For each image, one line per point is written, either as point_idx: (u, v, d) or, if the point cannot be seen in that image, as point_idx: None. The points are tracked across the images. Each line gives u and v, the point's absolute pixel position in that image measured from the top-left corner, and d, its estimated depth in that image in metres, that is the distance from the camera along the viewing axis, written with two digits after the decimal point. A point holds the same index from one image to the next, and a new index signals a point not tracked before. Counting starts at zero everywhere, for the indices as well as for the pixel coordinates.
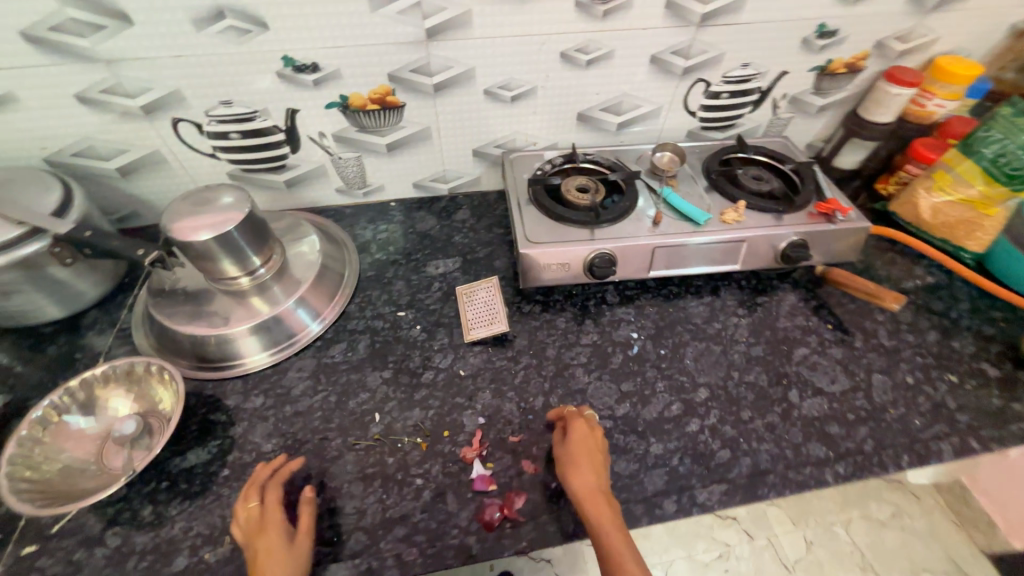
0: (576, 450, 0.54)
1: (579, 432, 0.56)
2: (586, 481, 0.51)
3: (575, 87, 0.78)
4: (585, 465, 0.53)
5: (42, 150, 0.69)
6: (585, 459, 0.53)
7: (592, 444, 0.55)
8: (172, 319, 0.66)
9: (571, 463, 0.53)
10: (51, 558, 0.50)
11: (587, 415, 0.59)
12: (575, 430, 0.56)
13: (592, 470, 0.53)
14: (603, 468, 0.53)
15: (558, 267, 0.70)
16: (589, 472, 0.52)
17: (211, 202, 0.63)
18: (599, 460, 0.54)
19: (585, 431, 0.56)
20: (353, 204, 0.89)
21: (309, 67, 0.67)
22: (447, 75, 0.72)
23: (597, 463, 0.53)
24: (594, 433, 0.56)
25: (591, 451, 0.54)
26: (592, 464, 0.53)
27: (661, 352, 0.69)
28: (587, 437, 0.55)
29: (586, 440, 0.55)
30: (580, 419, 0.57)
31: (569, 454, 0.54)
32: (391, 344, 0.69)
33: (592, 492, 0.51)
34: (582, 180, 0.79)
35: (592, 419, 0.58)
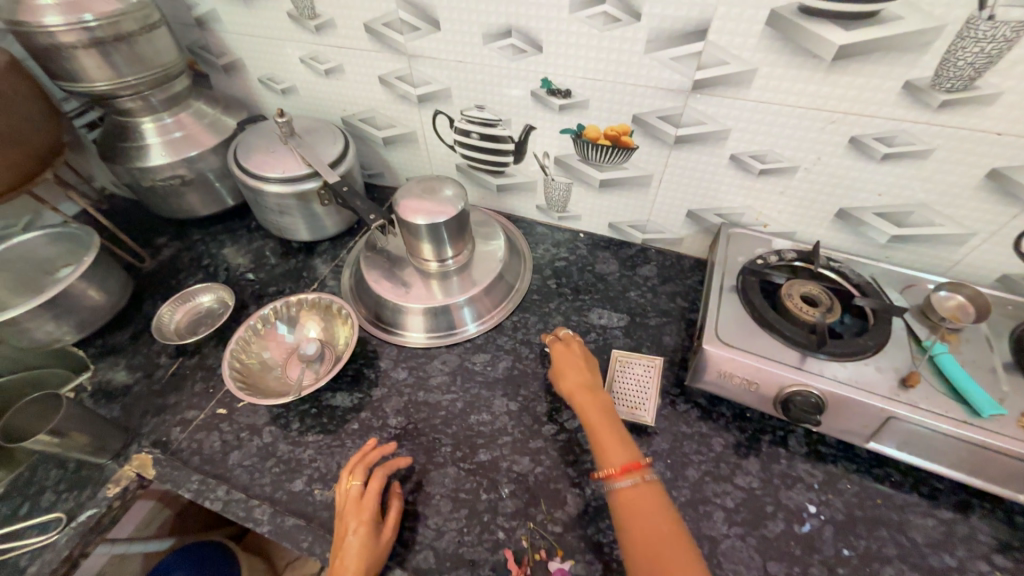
0: (557, 358, 0.63)
1: (559, 346, 0.64)
2: (570, 379, 0.60)
3: (852, 179, 0.62)
4: (570, 368, 0.61)
5: (344, 111, 0.87)
6: (571, 368, 0.61)
7: (571, 353, 0.63)
8: (371, 275, 0.76)
9: (563, 368, 0.62)
10: (230, 427, 0.63)
11: (568, 335, 0.66)
12: (555, 346, 0.64)
13: (579, 370, 0.61)
14: (586, 368, 0.61)
15: (740, 381, 0.58)
16: (572, 371, 0.61)
17: (435, 192, 0.70)
18: (583, 363, 0.62)
19: (563, 348, 0.64)
20: (545, 223, 0.90)
21: (562, 92, 0.68)
22: (696, 130, 0.65)
23: (583, 369, 0.61)
24: (571, 345, 0.64)
25: (570, 354, 0.63)
26: (574, 365, 0.61)
27: (843, 551, 0.51)
28: (566, 349, 0.63)
29: (565, 351, 0.63)
30: (562, 342, 0.65)
31: (557, 363, 0.63)
32: (528, 377, 0.67)
33: (581, 395, 0.58)
34: (814, 289, 0.63)
35: (570, 336, 0.66)
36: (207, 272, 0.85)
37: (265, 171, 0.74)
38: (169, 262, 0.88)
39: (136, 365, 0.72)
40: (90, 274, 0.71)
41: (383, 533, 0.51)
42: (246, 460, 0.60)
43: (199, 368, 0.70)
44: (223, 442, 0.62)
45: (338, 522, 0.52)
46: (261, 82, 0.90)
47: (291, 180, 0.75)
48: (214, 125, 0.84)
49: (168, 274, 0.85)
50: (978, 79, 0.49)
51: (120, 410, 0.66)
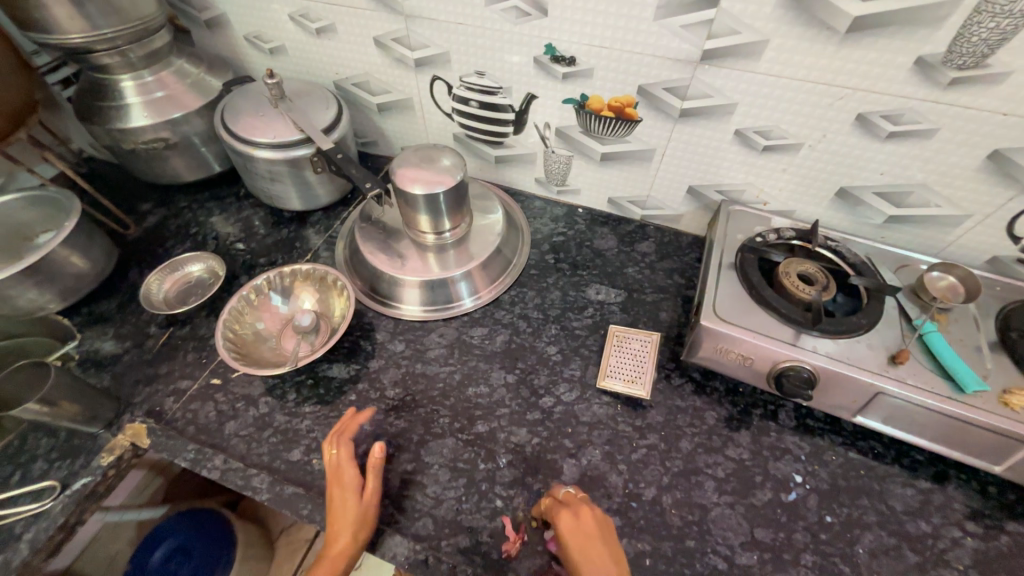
0: (574, 551, 0.46)
1: (571, 526, 0.48)
2: None
3: (855, 158, 0.62)
4: (595, 571, 0.45)
5: (336, 74, 0.84)
6: (595, 565, 0.46)
7: (588, 539, 0.47)
8: (366, 246, 0.74)
9: (580, 563, 0.46)
10: (225, 397, 0.63)
11: (568, 495, 0.52)
12: (565, 527, 0.48)
13: (607, 571, 0.45)
14: (613, 562, 0.46)
15: (735, 356, 0.59)
16: (598, 572, 0.45)
17: (433, 161, 0.68)
18: (608, 555, 0.47)
19: (572, 522, 0.48)
20: (544, 197, 0.88)
21: (566, 60, 0.66)
22: (702, 103, 0.64)
23: (612, 564, 0.46)
24: (583, 517, 0.49)
25: (590, 541, 0.47)
26: (598, 561, 0.46)
27: (826, 518, 0.53)
28: (579, 528, 0.48)
29: (579, 532, 0.48)
30: (571, 512, 0.49)
31: (575, 558, 0.46)
32: (525, 351, 0.67)
33: None
34: (811, 267, 0.64)
35: (574, 500, 0.51)
36: (195, 241, 0.83)
37: (254, 135, 0.71)
38: (155, 230, 0.85)
39: (125, 334, 0.70)
40: (72, 240, 0.69)
41: (367, 493, 0.52)
42: (242, 430, 0.60)
43: (190, 338, 0.69)
44: (218, 412, 0.61)
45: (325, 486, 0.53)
46: (247, 40, 0.85)
47: (282, 145, 0.72)
48: (199, 85, 0.79)
49: (154, 242, 0.83)
50: (989, 57, 0.49)
51: (111, 379, 0.65)
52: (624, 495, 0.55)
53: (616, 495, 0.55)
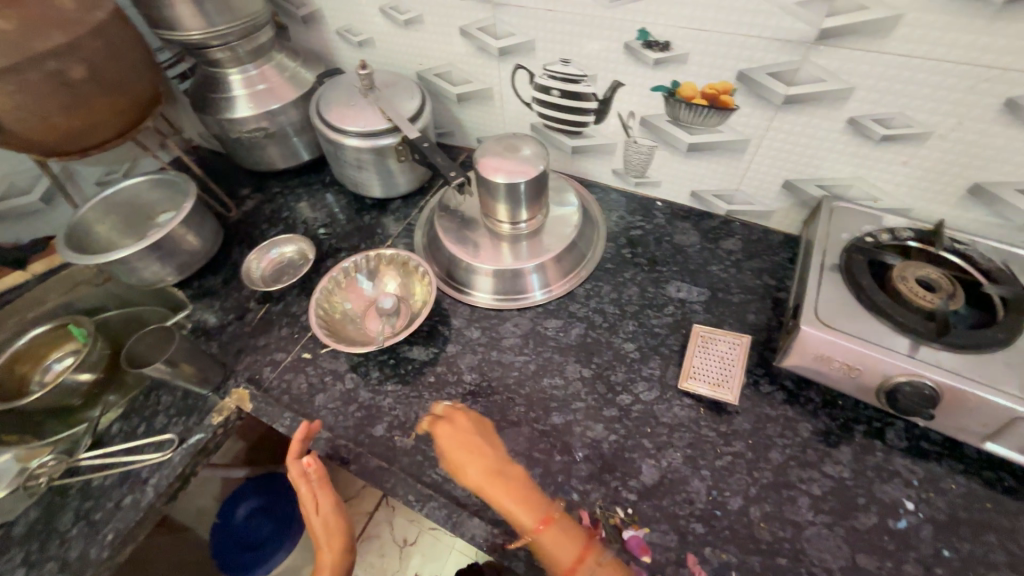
0: (446, 447, 0.58)
1: (441, 429, 0.59)
2: (478, 475, 0.55)
3: (996, 150, 0.54)
4: (470, 455, 0.56)
5: (420, 65, 0.85)
6: (467, 453, 0.57)
7: (461, 434, 0.58)
8: (444, 234, 0.76)
9: (461, 458, 0.57)
10: (315, 371, 0.67)
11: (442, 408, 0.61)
12: (438, 433, 0.59)
13: (478, 459, 0.56)
14: (484, 450, 0.57)
15: (840, 366, 0.54)
16: (474, 463, 0.56)
17: (516, 150, 0.68)
18: (478, 445, 0.57)
19: (454, 428, 0.59)
20: (620, 189, 0.86)
21: (659, 45, 0.63)
22: (811, 89, 0.58)
23: (483, 454, 0.56)
24: (463, 426, 0.59)
25: (463, 440, 0.58)
26: (467, 450, 0.57)
27: (944, 553, 0.48)
28: (452, 432, 0.59)
29: (452, 436, 0.58)
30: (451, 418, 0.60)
31: (450, 455, 0.57)
32: (601, 346, 0.66)
33: (487, 484, 0.54)
34: (933, 273, 0.57)
35: (454, 408, 0.61)
36: (287, 224, 0.89)
37: (346, 123, 0.75)
38: (252, 213, 0.92)
39: (228, 308, 0.77)
40: (188, 220, 0.76)
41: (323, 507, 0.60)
42: (330, 403, 0.64)
43: (284, 314, 0.74)
44: (309, 384, 0.66)
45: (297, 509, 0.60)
46: (339, 34, 0.89)
47: (370, 134, 0.75)
48: (295, 78, 0.85)
49: (252, 224, 0.89)
50: None
51: (217, 348, 0.72)
52: (708, 503, 0.52)
53: (698, 501, 0.52)
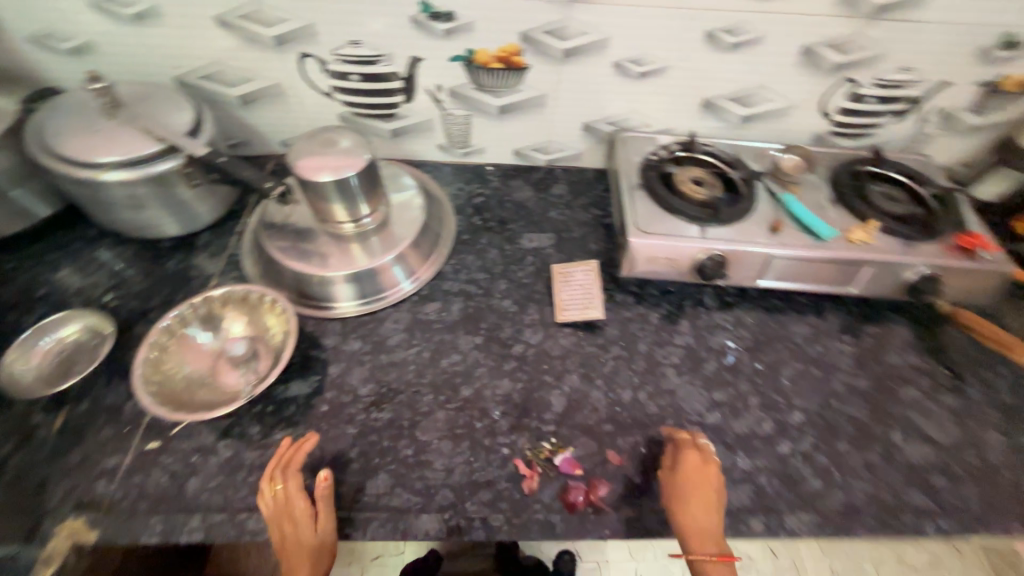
0: (687, 488, 0.53)
1: (679, 476, 0.53)
2: (698, 526, 0.51)
3: (710, 71, 0.72)
4: (696, 505, 0.52)
5: (175, 69, 0.71)
6: (695, 499, 0.52)
7: (699, 481, 0.53)
8: (280, 254, 0.68)
9: (688, 502, 0.52)
10: (171, 458, 0.55)
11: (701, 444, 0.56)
12: (685, 471, 0.54)
13: (705, 512, 0.52)
14: (712, 499, 0.53)
15: (663, 261, 0.68)
16: (703, 510, 0.52)
17: (333, 145, 0.63)
18: (711, 498, 0.53)
19: (697, 462, 0.54)
20: (451, 163, 0.87)
21: (444, 15, 0.65)
22: (581, 42, 0.68)
23: (707, 506, 0.52)
24: (708, 462, 0.55)
25: (701, 481, 0.53)
26: (700, 498, 0.52)
27: (757, 366, 0.66)
28: (696, 470, 0.54)
29: (696, 474, 0.53)
30: (693, 448, 0.56)
31: (680, 492, 0.53)
32: (484, 312, 0.69)
33: (693, 530, 0.51)
34: (698, 172, 0.75)
35: (712, 452, 0.56)
36: (52, 303, 0.67)
37: (96, 154, 0.58)
38: None
39: None
40: None
41: (320, 527, 0.50)
42: (209, 482, 0.53)
43: (97, 411, 0.58)
44: (171, 475, 0.54)
45: (275, 530, 0.50)
46: (35, 43, 0.68)
47: (137, 161, 0.60)
48: None
49: None
50: None
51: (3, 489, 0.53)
52: (609, 404, 0.62)
53: (602, 406, 0.61)
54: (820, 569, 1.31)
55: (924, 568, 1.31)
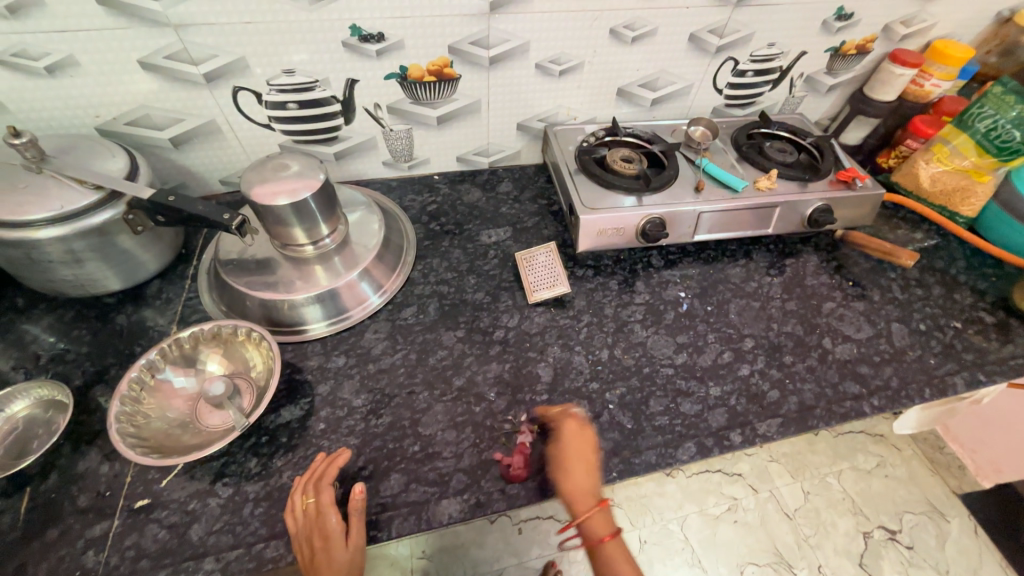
0: (567, 453, 0.57)
1: (566, 438, 0.58)
2: (580, 486, 0.55)
3: (618, 63, 0.82)
4: (576, 467, 0.56)
5: (95, 118, 0.68)
6: (577, 461, 0.56)
7: (580, 444, 0.58)
8: (244, 286, 0.67)
9: (568, 463, 0.56)
10: (167, 510, 0.52)
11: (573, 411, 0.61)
12: (565, 436, 0.58)
13: (585, 470, 0.56)
14: (592, 466, 0.57)
15: (612, 231, 0.76)
16: (581, 472, 0.56)
17: (284, 170, 0.65)
18: (589, 460, 0.57)
19: (574, 431, 0.59)
20: (398, 178, 0.91)
21: (374, 37, 0.68)
22: (503, 49, 0.74)
23: (590, 471, 0.56)
24: (583, 430, 0.59)
25: (579, 446, 0.58)
26: (584, 463, 0.56)
27: (708, 308, 0.76)
28: (577, 435, 0.58)
29: (576, 438, 0.58)
30: (570, 418, 0.60)
31: (565, 457, 0.57)
32: (460, 307, 0.72)
33: (582, 493, 0.55)
34: (626, 152, 0.84)
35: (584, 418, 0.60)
36: None
37: (27, 213, 0.55)
38: None
39: None
40: None
41: (352, 542, 0.50)
42: (215, 523, 0.52)
43: (68, 483, 0.54)
44: (170, 527, 0.51)
45: (305, 547, 0.49)
46: None
47: (74, 214, 0.57)
48: None
49: None
50: None
51: None
52: (591, 365, 0.67)
53: (585, 368, 0.67)
54: (795, 492, 1.45)
55: (874, 469, 1.50)
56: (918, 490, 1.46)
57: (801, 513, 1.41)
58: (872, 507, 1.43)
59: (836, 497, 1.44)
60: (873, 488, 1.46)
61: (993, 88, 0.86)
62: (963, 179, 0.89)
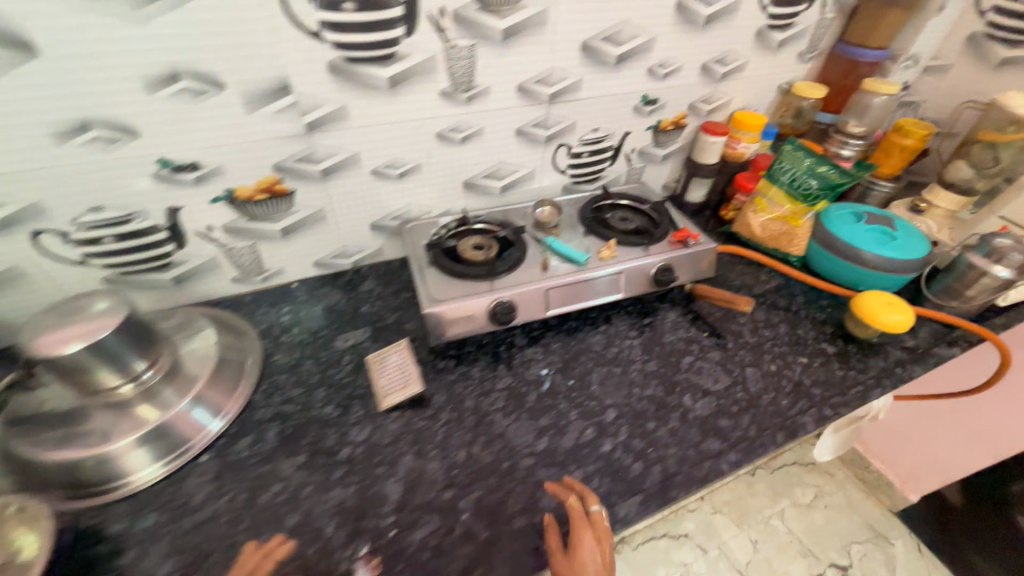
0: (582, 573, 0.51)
1: (583, 552, 0.53)
2: None
3: (455, 161, 0.87)
4: None
5: None
6: None
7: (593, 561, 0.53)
8: (37, 450, 0.58)
9: None
10: None
11: (595, 513, 0.56)
12: (582, 548, 0.53)
13: None
14: None
15: (463, 319, 0.75)
16: None
17: (82, 310, 0.59)
18: None
19: (592, 545, 0.54)
20: (252, 291, 0.88)
21: (188, 166, 0.68)
22: (332, 161, 0.77)
23: None
24: (600, 545, 0.54)
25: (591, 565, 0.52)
26: None
27: (570, 383, 0.75)
28: (594, 546, 0.54)
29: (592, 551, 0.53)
30: (586, 523, 0.55)
31: None
32: (304, 427, 0.67)
33: None
34: (477, 239, 0.87)
35: (603, 524, 0.56)
36: None
37: None
38: None
39: None
40: None
41: None
42: None
43: None
44: None
45: None
46: None
47: None
48: None
49: None
50: (473, 81, 0.78)
51: None
52: (446, 470, 0.63)
53: (439, 476, 0.62)
54: (744, 543, 1.39)
55: (813, 501, 1.49)
56: (858, 517, 1.46)
57: (753, 567, 1.35)
58: (819, 543, 1.40)
59: (784, 540, 1.40)
60: (817, 523, 1.44)
61: (786, 146, 0.99)
62: (784, 225, 0.99)
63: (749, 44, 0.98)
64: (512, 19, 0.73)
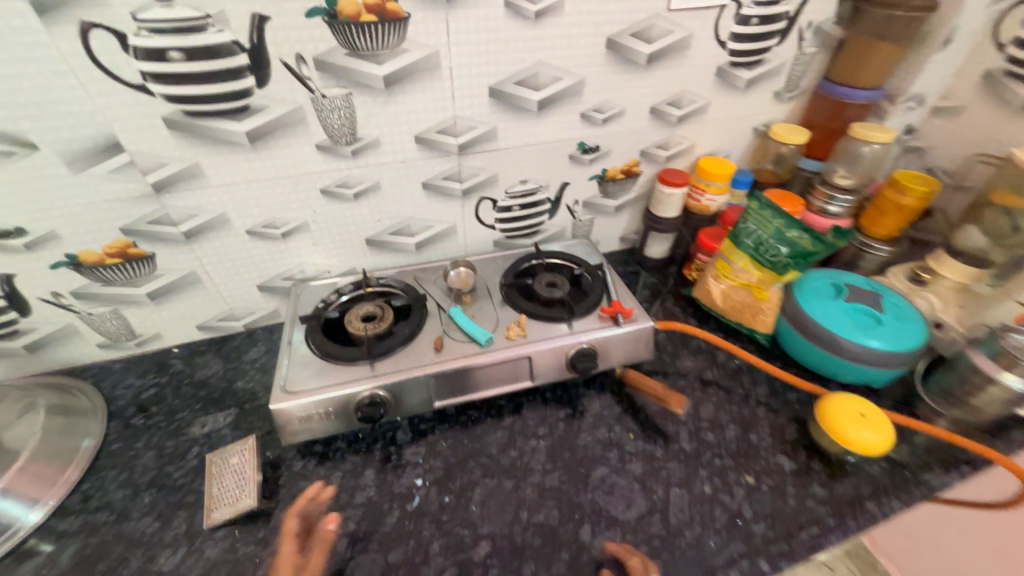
0: None
1: None
2: None
3: (351, 218, 0.76)
4: None
5: None
6: None
7: None
8: None
9: None
10: None
11: None
12: None
13: None
14: None
15: (323, 415, 0.63)
16: None
17: None
18: None
19: None
20: (125, 357, 0.79)
21: (12, 232, 0.60)
22: (193, 223, 0.67)
23: None
24: None
25: None
26: None
27: (445, 500, 0.61)
28: None
29: None
30: None
31: None
32: (108, 547, 0.56)
33: None
34: (370, 306, 0.74)
35: None
36: None
37: None
38: None
39: None
40: None
41: None
42: None
43: None
44: None
45: None
46: None
47: None
48: None
49: None
50: (357, 133, 0.67)
51: None
52: None
53: None
54: None
55: None
56: None
57: None
58: None
59: None
60: None
61: (752, 202, 0.81)
62: (748, 295, 0.82)
63: (709, 84, 0.83)
64: (393, 64, 0.62)
